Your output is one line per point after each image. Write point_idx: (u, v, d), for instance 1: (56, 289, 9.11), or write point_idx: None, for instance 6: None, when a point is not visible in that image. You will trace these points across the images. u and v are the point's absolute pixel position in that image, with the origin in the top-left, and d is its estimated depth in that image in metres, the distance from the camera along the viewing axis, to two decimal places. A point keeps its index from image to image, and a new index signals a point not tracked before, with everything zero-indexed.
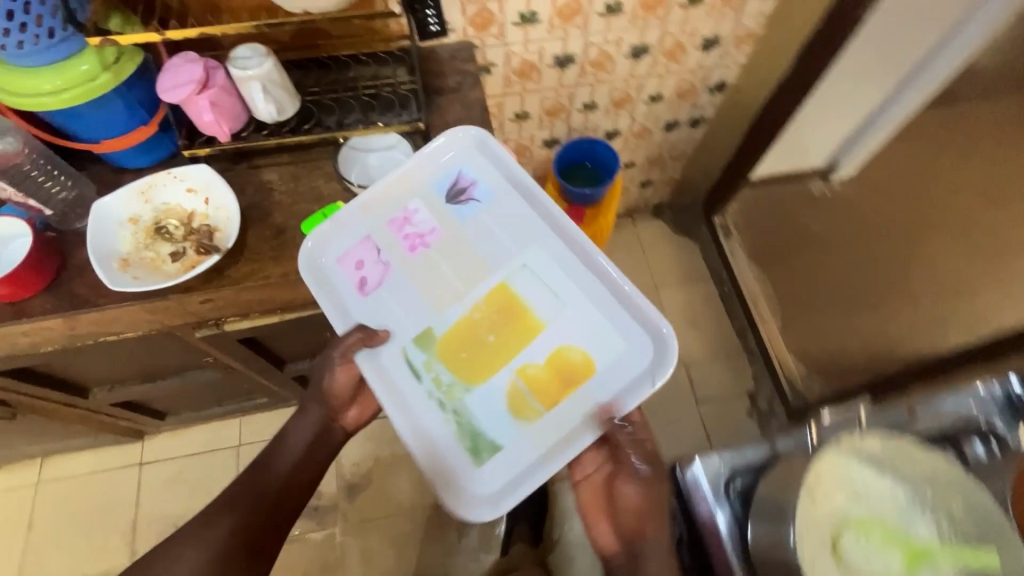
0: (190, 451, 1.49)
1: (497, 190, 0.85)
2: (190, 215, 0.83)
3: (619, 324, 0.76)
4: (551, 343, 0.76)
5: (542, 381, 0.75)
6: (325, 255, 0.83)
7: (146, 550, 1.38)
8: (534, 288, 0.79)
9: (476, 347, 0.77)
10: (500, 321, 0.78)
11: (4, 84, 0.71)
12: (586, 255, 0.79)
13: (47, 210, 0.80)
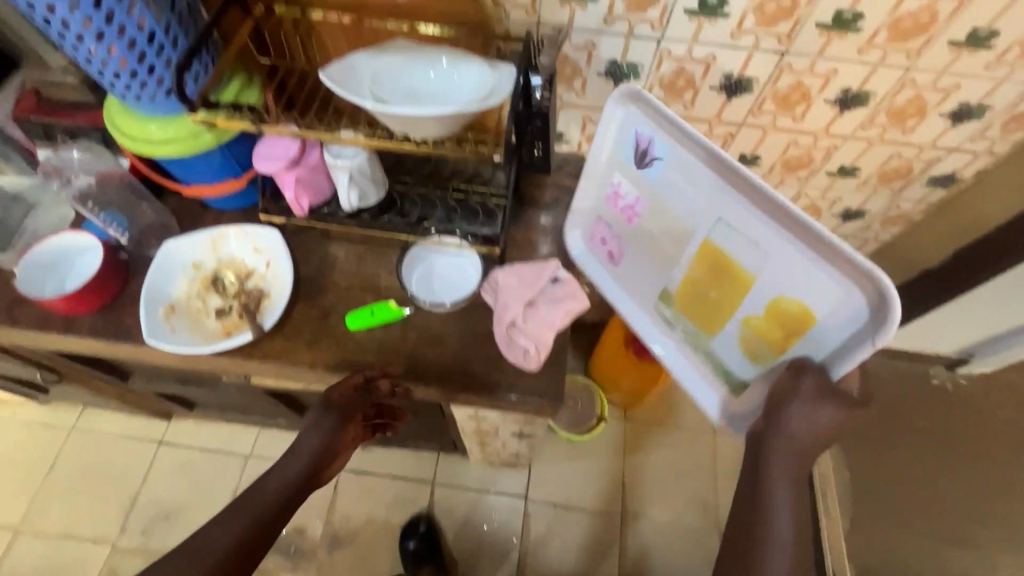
0: (206, 446, 1.51)
1: (674, 135, 0.65)
2: (248, 274, 0.83)
3: (835, 264, 0.58)
4: (765, 295, 0.65)
5: (765, 330, 0.66)
6: (575, 236, 0.84)
7: (136, 528, 1.41)
8: (743, 245, 0.63)
9: (703, 302, 0.71)
10: (716, 288, 0.69)
11: (122, 125, 0.72)
12: (778, 207, 0.59)
13: (122, 237, 0.82)
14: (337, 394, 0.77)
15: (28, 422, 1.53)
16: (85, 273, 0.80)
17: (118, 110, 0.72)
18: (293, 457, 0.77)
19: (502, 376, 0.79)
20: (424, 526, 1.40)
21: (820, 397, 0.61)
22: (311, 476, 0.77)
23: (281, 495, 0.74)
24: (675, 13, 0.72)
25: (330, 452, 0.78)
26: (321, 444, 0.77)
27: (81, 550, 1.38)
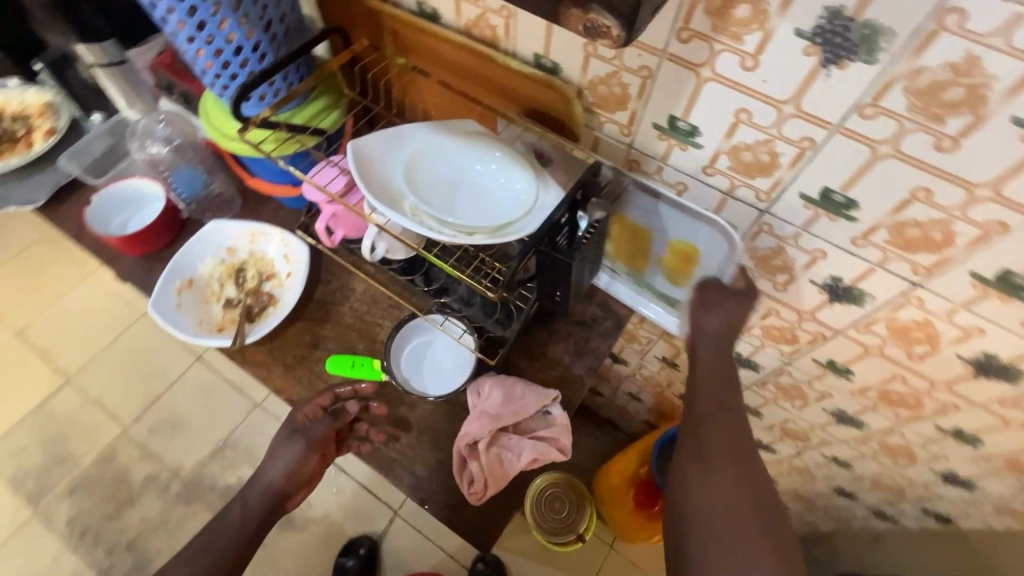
0: (229, 379, 1.63)
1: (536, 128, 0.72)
2: (269, 275, 0.84)
3: (708, 213, 0.66)
4: (665, 240, 0.74)
5: (674, 265, 0.76)
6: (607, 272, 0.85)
7: (148, 422, 1.56)
8: (640, 211, 0.73)
9: (624, 254, 0.80)
10: (630, 242, 0.78)
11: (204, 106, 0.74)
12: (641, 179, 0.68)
13: (182, 205, 0.87)
14: (304, 414, 0.74)
15: (116, 294, 1.75)
16: (144, 221, 0.88)
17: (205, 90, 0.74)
18: (254, 485, 0.72)
19: (442, 490, 0.71)
20: (365, 550, 1.37)
21: (724, 301, 0.69)
22: (272, 510, 0.71)
23: (236, 533, 0.68)
24: (787, 193, 0.59)
25: (295, 484, 0.73)
26: (285, 477, 0.72)
27: (103, 419, 1.56)
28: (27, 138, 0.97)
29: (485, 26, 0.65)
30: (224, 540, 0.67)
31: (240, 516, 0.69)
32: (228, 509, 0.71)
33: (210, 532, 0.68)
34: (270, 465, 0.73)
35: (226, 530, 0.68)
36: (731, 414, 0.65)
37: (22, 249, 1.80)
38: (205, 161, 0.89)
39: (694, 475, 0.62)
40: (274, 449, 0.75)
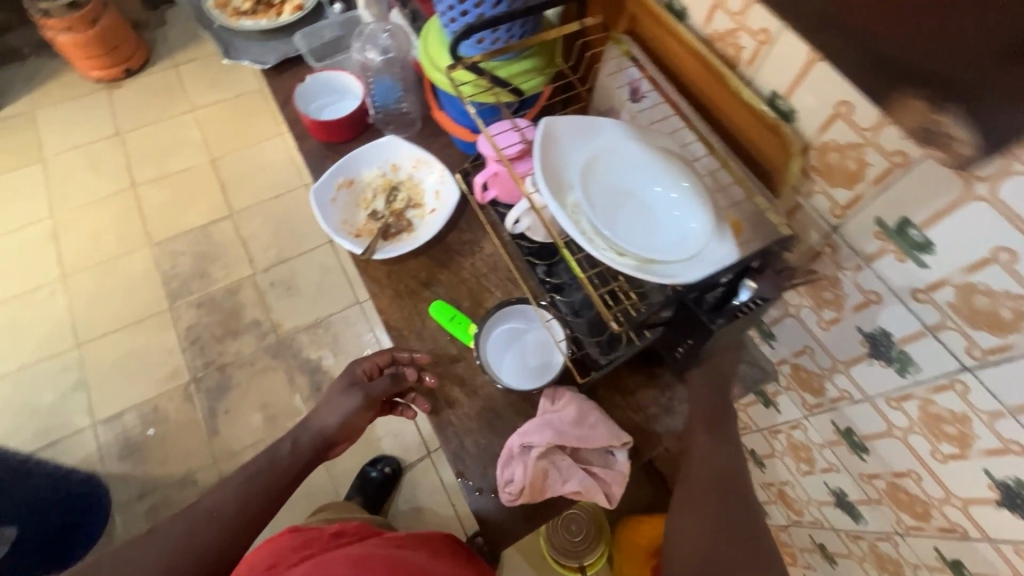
0: (346, 271, 1.79)
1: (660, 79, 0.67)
2: (415, 204, 0.87)
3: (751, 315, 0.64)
4: None
5: None
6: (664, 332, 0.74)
7: (273, 277, 1.77)
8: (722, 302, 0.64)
9: None
10: None
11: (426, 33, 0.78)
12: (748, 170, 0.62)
13: (371, 110, 0.92)
14: (365, 369, 0.77)
15: (292, 160, 1.99)
16: (337, 113, 0.95)
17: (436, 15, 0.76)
18: (306, 428, 0.76)
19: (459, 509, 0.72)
20: (389, 471, 1.44)
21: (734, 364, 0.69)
22: (319, 454, 0.75)
23: (285, 471, 0.72)
24: (1014, 364, 0.47)
25: (342, 435, 0.77)
26: (339, 425, 0.76)
27: (243, 258, 1.80)
28: (279, 8, 1.08)
29: (731, 42, 0.58)
30: (274, 475, 0.71)
31: (292, 453, 0.74)
32: (279, 445, 0.75)
33: (259, 467, 0.72)
34: (326, 410, 0.77)
35: (275, 461, 0.73)
36: (721, 455, 0.64)
37: (243, 96, 2.12)
38: (406, 78, 0.93)
39: (685, 513, 0.60)
40: (331, 397, 0.78)
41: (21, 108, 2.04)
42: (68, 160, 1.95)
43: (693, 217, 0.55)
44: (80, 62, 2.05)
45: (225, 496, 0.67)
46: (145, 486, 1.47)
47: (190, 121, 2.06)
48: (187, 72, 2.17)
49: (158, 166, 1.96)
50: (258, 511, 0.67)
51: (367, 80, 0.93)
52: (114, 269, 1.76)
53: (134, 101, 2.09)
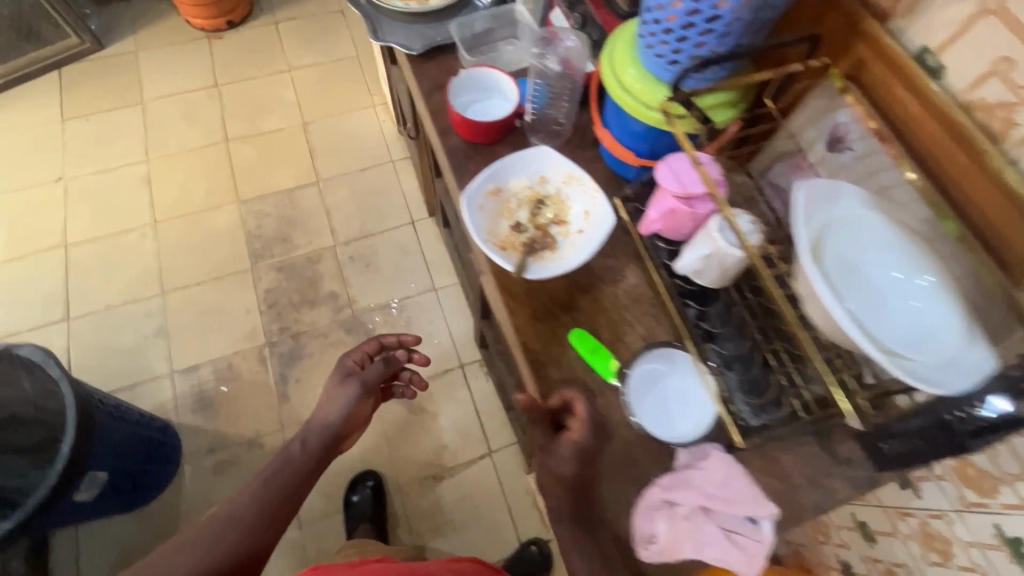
0: (426, 255, 1.78)
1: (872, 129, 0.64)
2: (561, 222, 0.83)
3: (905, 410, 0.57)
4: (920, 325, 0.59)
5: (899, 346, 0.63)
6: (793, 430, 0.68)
7: (353, 251, 1.77)
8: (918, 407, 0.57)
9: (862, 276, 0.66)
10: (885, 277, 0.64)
11: (616, 48, 0.74)
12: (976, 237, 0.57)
13: (527, 113, 0.88)
14: (353, 362, 1.08)
15: (383, 135, 1.97)
16: (485, 113, 0.91)
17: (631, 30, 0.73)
18: (311, 426, 0.98)
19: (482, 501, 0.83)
20: (369, 486, 1.44)
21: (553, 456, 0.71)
22: (331, 443, 0.97)
23: (302, 466, 0.92)
24: None
25: (348, 422, 1.02)
26: (345, 413, 1.00)
27: (325, 228, 1.80)
28: None
29: (1001, 115, 0.53)
30: (294, 470, 0.91)
31: (303, 453, 0.93)
32: (291, 444, 0.95)
33: (271, 475, 0.89)
34: (333, 403, 1.00)
35: (292, 459, 0.92)
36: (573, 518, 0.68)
37: (339, 62, 2.10)
38: (567, 87, 0.88)
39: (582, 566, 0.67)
40: (330, 395, 1.02)
41: (124, 48, 2.06)
42: (166, 106, 1.97)
43: (947, 326, 0.53)
44: (187, 7, 2.04)
45: (246, 500, 0.84)
46: (215, 441, 1.51)
47: (285, 81, 2.05)
48: (286, 29, 2.15)
49: (253, 123, 1.96)
50: (280, 504, 0.86)
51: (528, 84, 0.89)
52: (201, 222, 1.78)
53: (232, 54, 2.09)
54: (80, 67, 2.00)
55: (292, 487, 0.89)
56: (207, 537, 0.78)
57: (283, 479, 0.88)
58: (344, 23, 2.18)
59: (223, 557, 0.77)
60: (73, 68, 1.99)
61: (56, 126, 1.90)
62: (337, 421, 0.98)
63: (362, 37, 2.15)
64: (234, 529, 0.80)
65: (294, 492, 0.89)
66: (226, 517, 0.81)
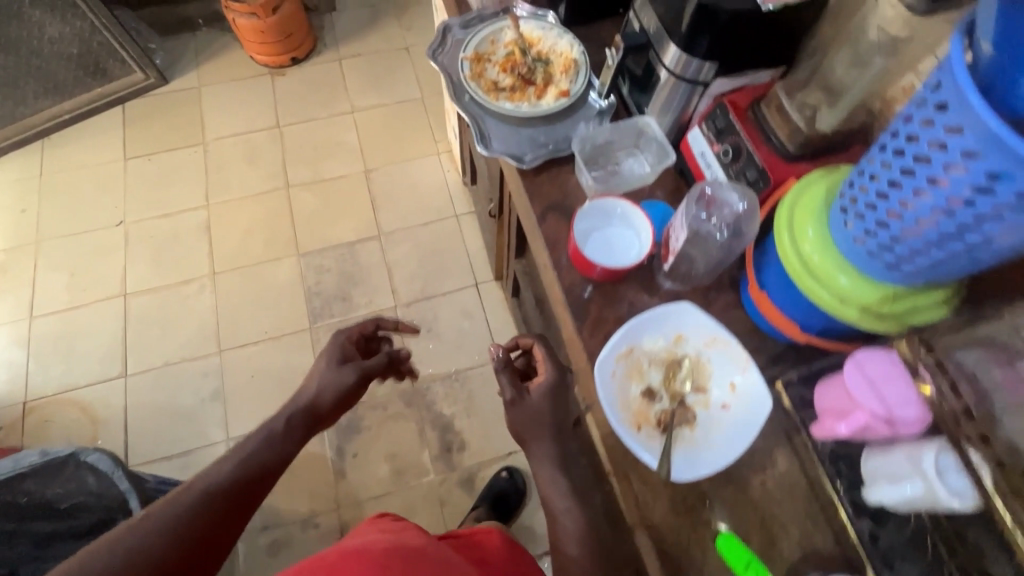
0: (489, 320, 1.69)
1: None
2: (701, 393, 0.72)
3: None
4: None
5: None
6: None
7: (414, 314, 1.69)
8: None
9: None
10: None
11: (796, 204, 0.64)
12: None
13: (668, 263, 0.76)
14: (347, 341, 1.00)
15: (446, 186, 1.88)
16: (608, 242, 0.81)
17: (819, 190, 0.64)
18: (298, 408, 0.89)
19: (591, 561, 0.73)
20: None
21: None
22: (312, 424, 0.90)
23: (283, 445, 0.85)
24: None
25: (334, 409, 0.92)
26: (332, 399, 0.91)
27: (384, 286, 1.72)
28: (541, 88, 0.93)
29: None
30: (274, 446, 0.84)
31: (285, 430, 0.86)
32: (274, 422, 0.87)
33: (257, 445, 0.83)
34: (316, 386, 0.92)
35: (274, 433, 0.85)
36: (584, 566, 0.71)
37: (403, 104, 2.02)
38: (717, 234, 0.75)
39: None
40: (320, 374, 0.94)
41: (187, 83, 2.01)
42: (228, 147, 1.92)
43: None
44: (252, 44, 1.98)
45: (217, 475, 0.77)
46: (267, 519, 1.44)
47: (348, 123, 1.98)
48: (350, 67, 2.08)
49: (314, 169, 1.89)
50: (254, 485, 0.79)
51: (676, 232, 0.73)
52: (260, 274, 1.72)
53: (296, 93, 2.03)
54: (143, 102, 1.96)
55: (271, 461, 0.82)
56: (186, 504, 0.72)
57: (263, 454, 0.82)
58: (409, 62, 2.10)
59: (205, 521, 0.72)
60: (137, 104, 1.96)
61: (119, 165, 1.86)
62: (326, 407, 0.90)
63: (427, 78, 2.07)
64: (193, 515, 0.72)
65: (274, 463, 0.83)
66: (188, 497, 0.73)
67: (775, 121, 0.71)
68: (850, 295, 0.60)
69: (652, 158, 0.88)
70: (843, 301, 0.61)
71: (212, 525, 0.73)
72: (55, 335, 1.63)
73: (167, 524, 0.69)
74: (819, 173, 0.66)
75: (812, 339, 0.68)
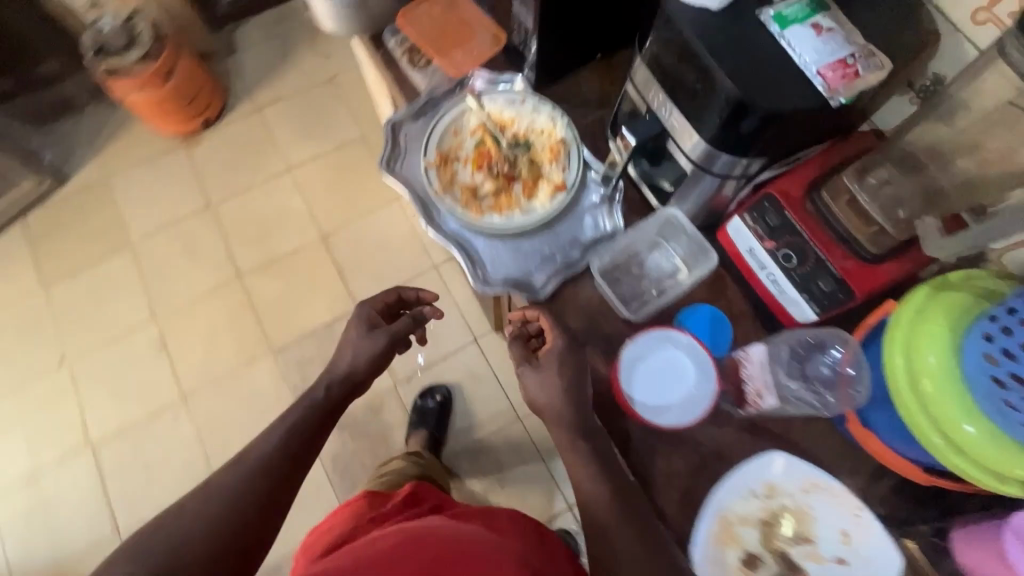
0: (500, 379, 1.55)
1: None
2: (810, 549, 0.61)
3: None
4: None
5: None
6: None
7: (416, 389, 1.54)
8: None
9: None
10: None
11: (914, 325, 0.51)
12: None
13: (748, 409, 0.65)
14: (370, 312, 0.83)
15: (416, 234, 1.69)
16: (657, 374, 0.67)
17: (944, 311, 0.50)
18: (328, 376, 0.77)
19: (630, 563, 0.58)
20: None
21: None
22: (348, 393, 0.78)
23: (322, 413, 0.74)
24: None
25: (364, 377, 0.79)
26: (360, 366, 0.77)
27: None
28: (530, 184, 0.76)
29: None
30: (313, 417, 0.73)
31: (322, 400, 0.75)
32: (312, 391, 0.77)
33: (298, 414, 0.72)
34: (346, 354, 0.79)
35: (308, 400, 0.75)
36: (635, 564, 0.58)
37: (344, 148, 1.78)
38: (811, 390, 0.63)
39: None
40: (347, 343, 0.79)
41: (91, 177, 1.74)
42: (159, 244, 1.68)
43: None
44: (153, 118, 1.69)
45: (266, 444, 0.68)
46: None
47: (289, 184, 1.74)
48: (273, 117, 1.82)
49: (264, 248, 1.68)
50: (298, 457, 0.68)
51: (759, 384, 0.63)
52: (236, 383, 1.54)
53: (219, 162, 1.77)
54: (46, 213, 1.70)
55: (311, 432, 0.72)
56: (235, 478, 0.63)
57: (302, 425, 0.71)
58: (339, 96, 1.84)
59: (257, 498, 0.63)
60: (39, 216, 1.70)
61: (41, 294, 1.63)
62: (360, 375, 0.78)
63: (365, 111, 1.82)
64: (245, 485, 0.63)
65: (316, 430, 0.72)
66: (241, 472, 0.64)
67: (846, 219, 0.58)
68: (979, 449, 0.47)
69: (681, 249, 0.73)
70: (968, 453, 0.48)
71: (261, 502, 0.63)
72: (25, 511, 1.44)
73: (215, 513, 0.60)
74: (929, 291, 0.52)
75: (941, 481, 0.56)
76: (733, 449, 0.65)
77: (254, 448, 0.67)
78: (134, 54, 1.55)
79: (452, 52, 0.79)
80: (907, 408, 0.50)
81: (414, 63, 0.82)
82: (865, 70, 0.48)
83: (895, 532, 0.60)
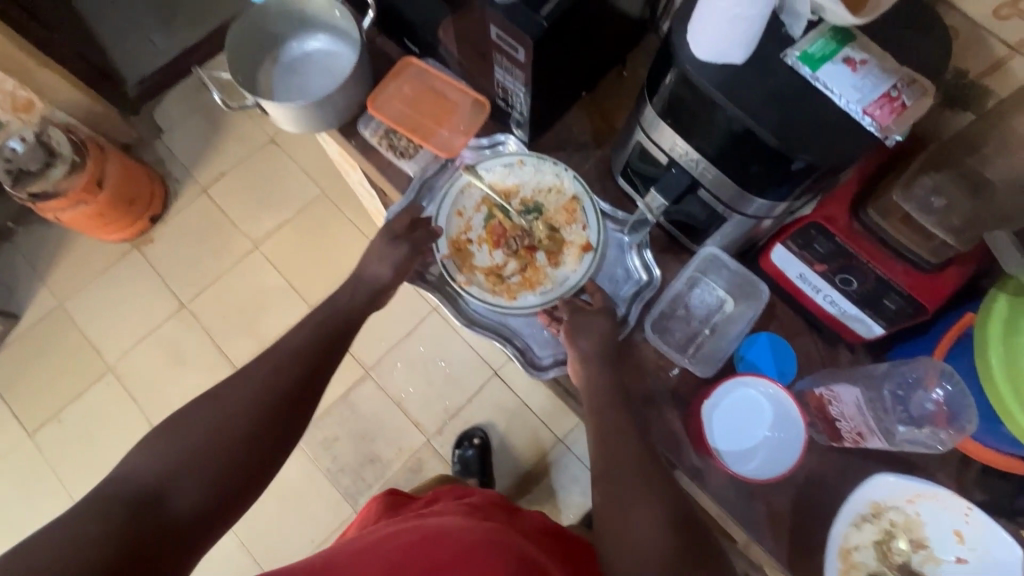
0: (531, 406, 1.53)
1: None
2: (926, 553, 0.62)
3: None
4: None
5: None
6: None
7: (450, 438, 1.50)
8: None
9: None
10: None
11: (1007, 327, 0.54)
12: None
13: (846, 442, 0.63)
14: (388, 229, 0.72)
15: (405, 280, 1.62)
16: (735, 423, 0.65)
17: None
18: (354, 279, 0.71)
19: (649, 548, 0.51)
20: None
21: None
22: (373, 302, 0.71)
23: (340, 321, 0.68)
24: None
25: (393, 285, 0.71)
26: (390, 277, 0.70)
27: (404, 425, 1.51)
28: (555, 251, 0.72)
29: None
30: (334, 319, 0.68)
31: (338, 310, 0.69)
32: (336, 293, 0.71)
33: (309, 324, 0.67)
34: (371, 264, 0.70)
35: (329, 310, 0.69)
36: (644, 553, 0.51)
37: (306, 209, 1.68)
38: (914, 423, 0.61)
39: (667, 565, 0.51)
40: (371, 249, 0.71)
41: (45, 306, 1.60)
42: (139, 358, 1.57)
43: None
44: (96, 231, 1.56)
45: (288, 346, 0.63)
46: None
47: (260, 262, 1.64)
48: (222, 194, 1.70)
49: (253, 335, 1.59)
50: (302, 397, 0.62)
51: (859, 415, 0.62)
52: None
53: (179, 256, 1.65)
54: (8, 358, 1.57)
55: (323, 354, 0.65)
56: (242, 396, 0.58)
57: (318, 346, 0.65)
58: (286, 155, 1.73)
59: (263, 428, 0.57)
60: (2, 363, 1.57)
61: (28, 445, 1.51)
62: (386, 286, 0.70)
63: (316, 164, 1.72)
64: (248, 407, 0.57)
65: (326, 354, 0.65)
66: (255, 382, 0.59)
67: (900, 234, 0.56)
68: None
69: (722, 281, 0.70)
70: None
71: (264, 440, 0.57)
72: None
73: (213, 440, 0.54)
74: (1009, 297, 0.54)
75: None
76: (831, 477, 0.65)
77: (286, 341, 0.64)
78: (59, 170, 1.43)
79: (437, 131, 0.75)
80: (1008, 408, 0.53)
81: (398, 152, 0.76)
82: (910, 99, 0.47)
83: (1007, 523, 0.61)
